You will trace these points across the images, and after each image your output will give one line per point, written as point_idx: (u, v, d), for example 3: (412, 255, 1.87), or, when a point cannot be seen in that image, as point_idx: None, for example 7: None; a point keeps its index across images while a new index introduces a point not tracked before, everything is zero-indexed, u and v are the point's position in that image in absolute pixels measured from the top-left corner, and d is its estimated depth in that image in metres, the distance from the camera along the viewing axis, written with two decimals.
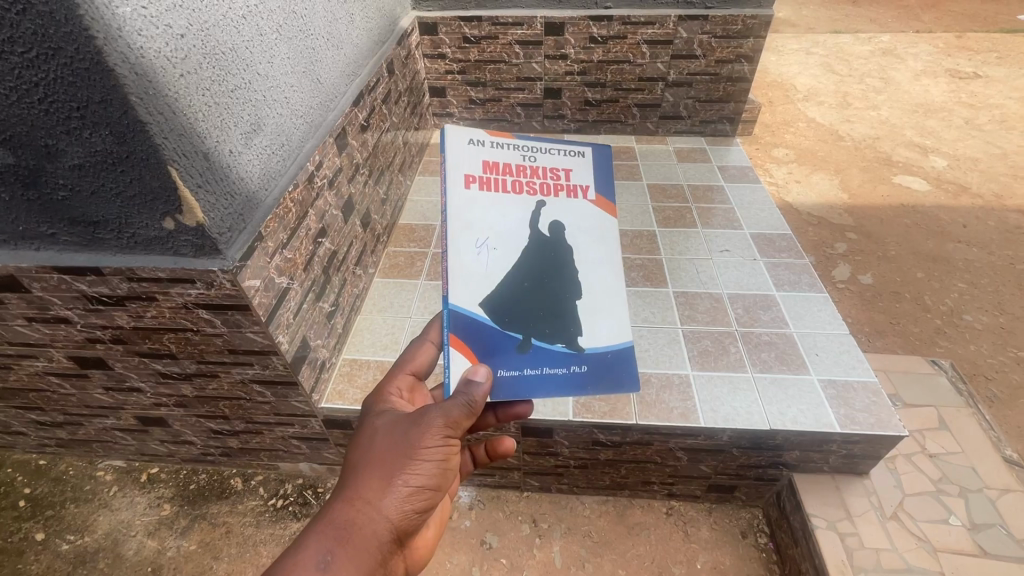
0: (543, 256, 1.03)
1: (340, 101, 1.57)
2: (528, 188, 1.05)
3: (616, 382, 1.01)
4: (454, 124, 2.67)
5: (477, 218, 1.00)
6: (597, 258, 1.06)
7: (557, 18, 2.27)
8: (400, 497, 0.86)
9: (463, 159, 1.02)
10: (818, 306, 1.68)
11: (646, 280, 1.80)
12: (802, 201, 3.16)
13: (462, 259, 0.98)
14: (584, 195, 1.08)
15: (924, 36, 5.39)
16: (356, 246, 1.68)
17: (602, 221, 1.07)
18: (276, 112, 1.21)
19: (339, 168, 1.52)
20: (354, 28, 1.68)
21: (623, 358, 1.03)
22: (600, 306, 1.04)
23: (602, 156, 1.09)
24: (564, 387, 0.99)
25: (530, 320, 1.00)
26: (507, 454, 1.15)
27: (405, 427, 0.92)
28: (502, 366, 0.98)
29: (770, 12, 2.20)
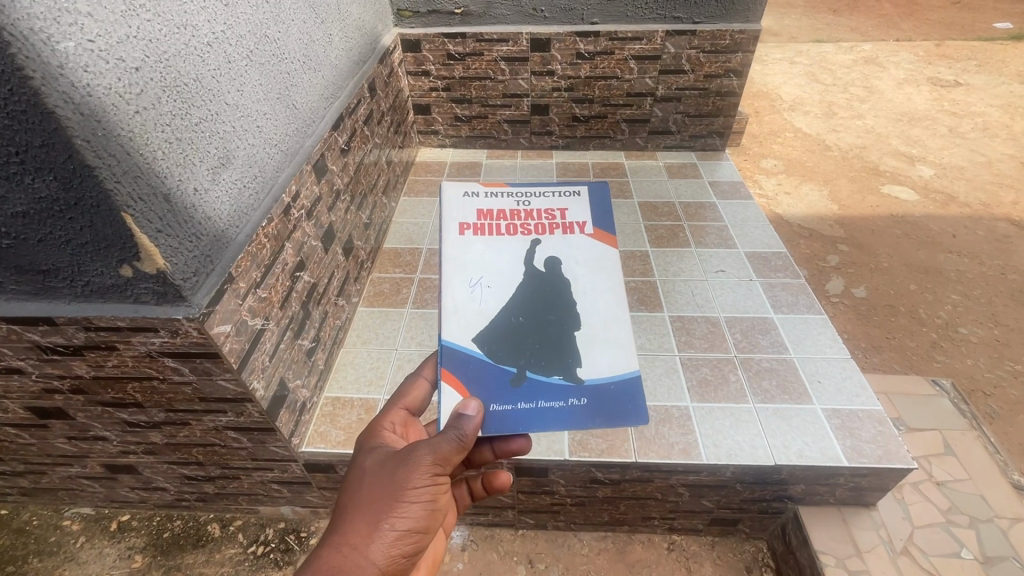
0: (538, 290, 1.02)
1: (319, 126, 1.50)
2: (523, 229, 1.06)
3: (616, 415, 0.97)
4: (439, 142, 2.61)
5: (471, 260, 1.02)
6: (597, 289, 1.04)
7: (542, 35, 2.22)
8: (388, 541, 0.86)
9: (457, 204, 1.07)
10: (818, 330, 1.63)
11: (641, 304, 1.74)
12: (792, 213, 3.14)
13: (457, 299, 1.01)
14: (580, 232, 1.07)
15: (905, 45, 5.45)
16: (338, 276, 1.61)
17: (600, 255, 1.05)
18: (247, 143, 1.13)
19: (317, 197, 1.45)
20: (333, 49, 1.61)
21: (625, 390, 0.98)
22: (599, 336, 1.01)
23: (600, 194, 1.08)
24: (561, 421, 0.96)
25: (524, 353, 0.99)
26: (505, 487, 1.13)
27: (393, 466, 0.91)
28: (496, 400, 0.97)
29: (758, 27, 2.17)
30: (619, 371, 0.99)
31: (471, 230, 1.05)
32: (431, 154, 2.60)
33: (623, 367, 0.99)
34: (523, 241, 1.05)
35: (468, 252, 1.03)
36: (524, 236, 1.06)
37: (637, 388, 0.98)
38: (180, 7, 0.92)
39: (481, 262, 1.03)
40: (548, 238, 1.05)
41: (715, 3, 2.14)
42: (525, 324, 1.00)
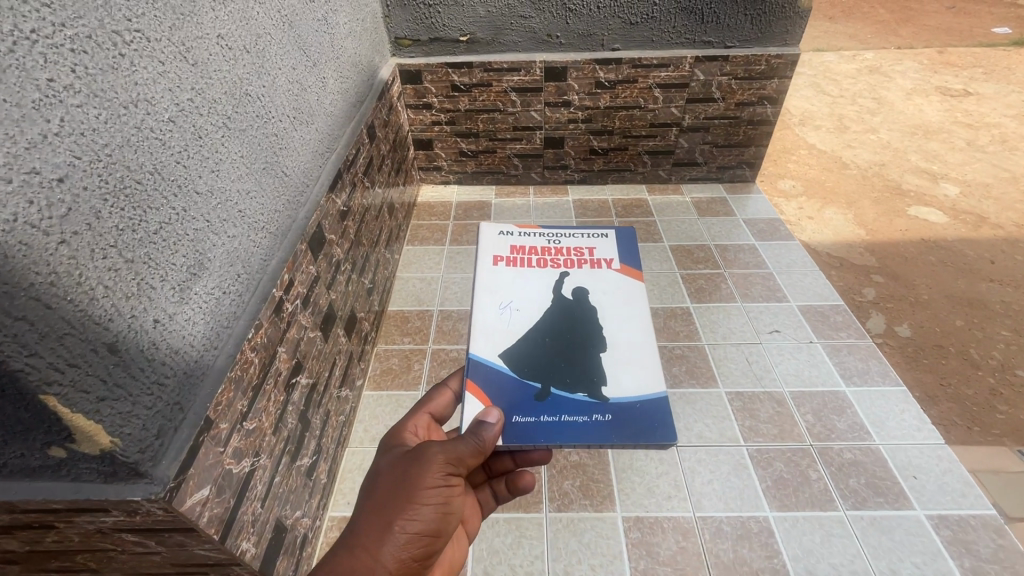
0: (562, 319, 1.00)
1: (314, 191, 1.25)
2: (552, 263, 1.08)
3: (643, 434, 0.86)
4: (442, 178, 2.37)
5: (503, 287, 1.04)
6: (621, 317, 1.00)
7: (558, 63, 1.99)
8: (398, 545, 0.79)
9: (490, 245, 1.10)
10: (899, 405, 1.42)
11: (691, 378, 1.51)
12: (820, 239, 2.93)
13: (487, 320, 0.99)
14: (607, 267, 1.08)
15: (907, 51, 5.28)
16: (340, 363, 1.36)
17: (625, 287, 1.05)
18: (226, 236, 0.89)
19: (315, 277, 1.20)
20: (327, 95, 1.37)
21: (651, 410, 0.89)
22: (623, 359, 0.95)
23: (626, 239, 1.12)
24: (583, 434, 0.86)
25: (548, 370, 0.93)
26: (529, 490, 1.04)
27: (404, 466, 0.84)
28: (518, 412, 0.88)
29: (797, 51, 1.96)
30: (643, 392, 0.91)
31: (505, 261, 1.08)
32: (434, 192, 2.36)
33: (648, 388, 0.91)
34: (552, 272, 1.06)
35: (502, 281, 1.05)
36: (552, 268, 1.07)
37: (664, 408, 0.89)
38: (130, 76, 0.68)
39: (514, 288, 1.04)
40: (576, 272, 1.07)
41: (749, 26, 1.93)
42: (551, 346, 0.96)
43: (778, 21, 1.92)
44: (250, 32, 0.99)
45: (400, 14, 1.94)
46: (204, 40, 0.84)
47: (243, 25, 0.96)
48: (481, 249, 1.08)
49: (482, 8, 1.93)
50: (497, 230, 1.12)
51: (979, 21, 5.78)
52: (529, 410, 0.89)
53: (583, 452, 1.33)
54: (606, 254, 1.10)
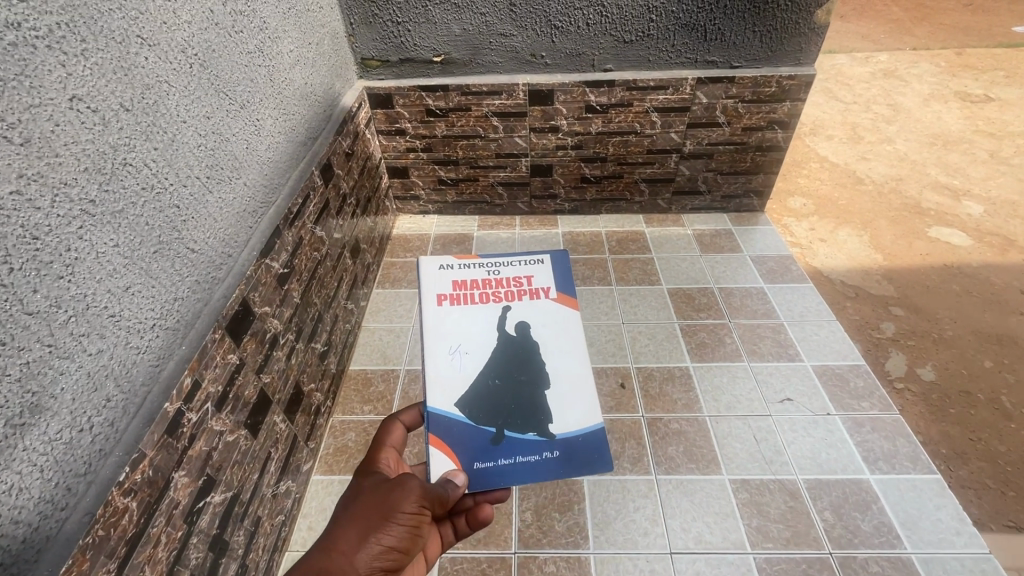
0: (508, 354, 0.93)
1: (238, 260, 1.05)
2: (494, 297, 0.98)
3: (588, 467, 0.86)
4: (420, 208, 2.17)
5: (449, 329, 0.94)
6: (563, 346, 0.94)
7: (543, 86, 1.79)
8: (366, 567, 0.70)
9: (431, 280, 0.98)
10: (933, 500, 1.21)
11: (690, 461, 1.30)
12: (833, 264, 2.65)
13: (436, 371, 0.91)
14: (545, 296, 0.99)
15: (924, 53, 4.89)
16: (280, 452, 1.17)
17: (566, 315, 0.97)
18: (84, 357, 0.69)
19: (239, 365, 1.01)
20: (262, 140, 1.16)
21: (595, 440, 0.88)
22: (568, 390, 0.91)
23: (561, 261, 1.03)
24: (532, 476, 0.85)
25: (499, 412, 0.88)
26: (489, 520, 0.94)
27: (383, 491, 0.78)
28: (477, 458, 0.86)
29: (812, 70, 1.74)
30: (587, 424, 0.88)
31: (449, 300, 0.97)
32: (410, 223, 2.16)
33: (591, 419, 0.89)
34: (495, 308, 0.97)
35: (445, 324, 0.95)
36: (494, 303, 0.97)
37: (605, 438, 0.88)
38: None
39: (459, 330, 0.95)
40: (518, 305, 0.97)
41: (758, 44, 1.71)
42: (501, 387, 0.90)
43: (791, 38, 1.69)
44: (134, 84, 0.79)
45: (365, 32, 1.73)
46: (46, 108, 0.65)
47: (121, 77, 0.76)
48: (422, 289, 0.97)
49: (457, 26, 1.71)
50: (437, 264, 0.99)
51: (999, 16, 5.41)
52: (485, 455, 0.86)
53: (561, 561, 1.14)
54: (545, 281, 1.00)
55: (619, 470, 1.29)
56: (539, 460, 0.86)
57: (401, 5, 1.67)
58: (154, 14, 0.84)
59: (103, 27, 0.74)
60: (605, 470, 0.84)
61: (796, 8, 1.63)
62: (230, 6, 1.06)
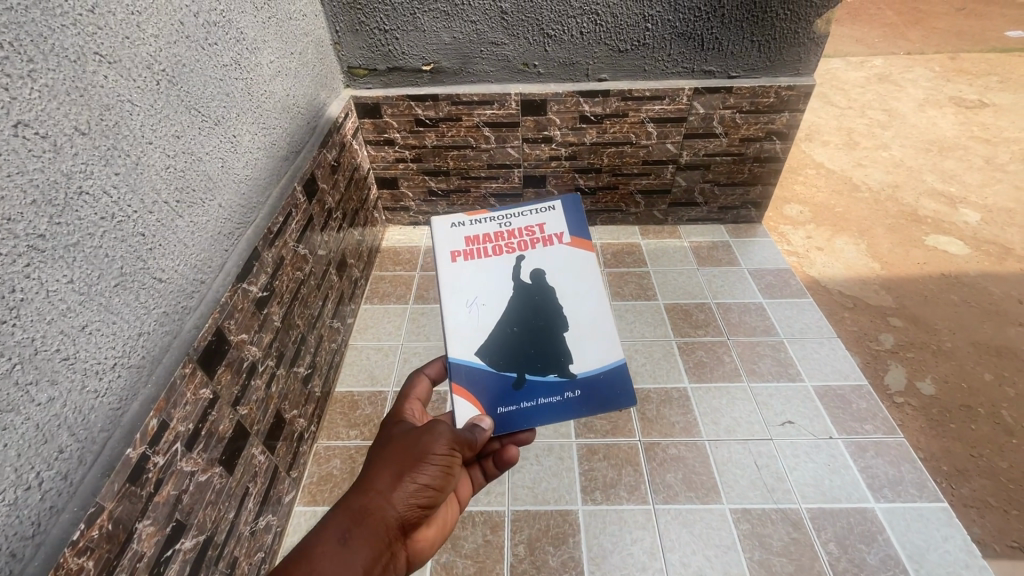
0: (525, 301, 0.99)
1: (212, 287, 0.99)
2: (507, 248, 1.03)
3: (607, 403, 0.94)
4: (411, 218, 2.11)
5: (465, 284, 0.99)
6: (579, 291, 1.01)
7: (535, 96, 1.73)
8: (403, 503, 0.77)
9: (444, 239, 1.03)
10: (940, 530, 1.17)
11: (690, 490, 1.25)
12: (831, 274, 2.59)
13: (455, 323, 0.97)
14: (558, 242, 1.04)
15: (917, 58, 4.86)
16: (258, 486, 1.11)
17: (578, 260, 1.03)
18: (32, 409, 0.63)
19: (213, 399, 0.95)
20: (240, 157, 1.11)
21: (613, 376, 0.96)
22: (587, 332, 0.98)
23: (572, 205, 1.07)
24: (555, 415, 0.93)
25: (522, 359, 0.95)
26: (514, 460, 1.00)
27: (415, 435, 0.84)
28: (501, 403, 0.93)
29: (811, 81, 1.70)
30: (606, 363, 0.96)
31: (462, 256, 1.02)
32: (401, 234, 2.10)
33: (610, 358, 0.97)
34: (509, 259, 1.02)
35: (460, 278, 1.00)
36: (508, 254, 1.02)
37: (625, 374, 0.96)
38: None
39: (473, 282, 1.00)
40: (531, 253, 1.02)
41: (756, 53, 1.66)
42: (521, 333, 0.96)
43: (790, 48, 1.65)
44: (92, 105, 0.73)
45: (352, 40, 1.67)
46: None
47: (76, 98, 0.70)
48: (436, 247, 1.02)
49: (447, 34, 1.65)
50: (449, 222, 1.04)
51: (989, 21, 5.36)
52: (509, 399, 0.93)
53: None
54: (557, 227, 1.05)
55: (614, 499, 1.24)
56: (561, 400, 0.94)
57: (389, 12, 1.61)
58: (114, 28, 0.78)
59: (53, 45, 0.68)
60: (624, 404, 0.93)
61: (796, 18, 1.59)
62: (203, 18, 1.00)
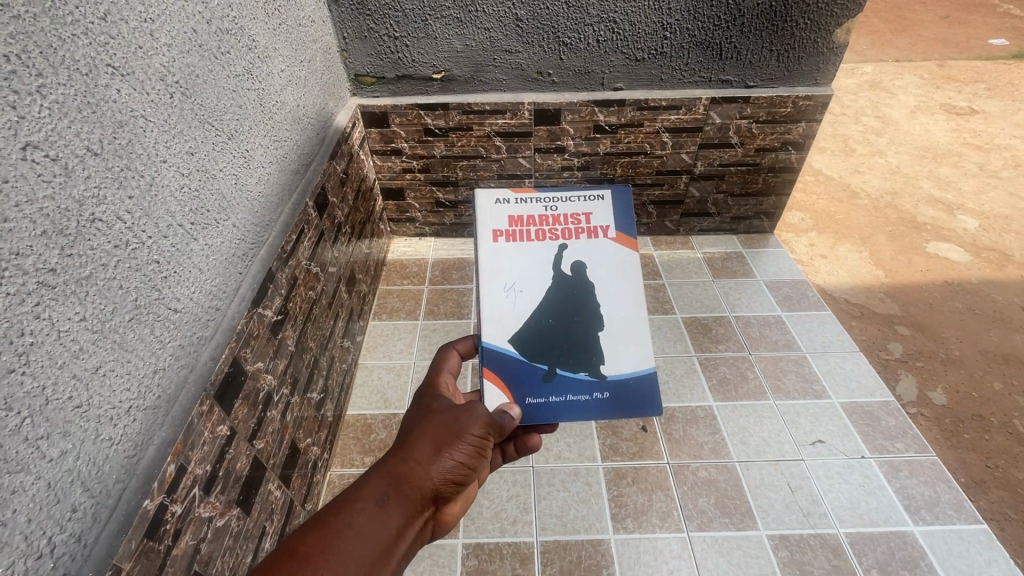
0: (562, 291, 0.91)
1: (227, 313, 0.92)
2: (551, 235, 0.95)
3: (636, 410, 0.88)
4: (416, 230, 2.04)
5: (504, 267, 0.92)
6: (619, 287, 0.93)
7: (548, 105, 1.69)
8: (438, 477, 0.71)
9: (486, 215, 0.95)
10: (982, 553, 1.15)
11: (724, 516, 1.21)
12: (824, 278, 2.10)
13: (491, 308, 0.90)
14: (603, 235, 0.96)
15: (909, 51, 4.58)
16: (274, 525, 1.04)
17: (622, 255, 0.95)
18: (43, 467, 0.56)
19: (229, 436, 0.88)
20: (252, 172, 1.04)
21: (644, 382, 0.89)
22: (622, 333, 0.91)
23: (621, 196, 0.99)
24: (581, 414, 0.87)
25: (554, 351, 0.89)
26: (535, 448, 0.96)
27: (452, 412, 0.79)
28: (528, 392, 0.87)
29: (828, 91, 1.68)
30: (638, 368, 0.89)
31: (504, 237, 0.94)
32: (406, 246, 2.03)
33: (642, 364, 0.90)
34: (551, 246, 0.95)
35: (499, 260, 0.93)
36: (550, 241, 0.95)
37: (656, 383, 0.89)
38: None
39: (514, 267, 0.93)
40: (575, 244, 0.95)
41: (774, 63, 1.64)
42: (555, 325, 0.90)
43: (809, 57, 1.63)
44: (104, 122, 0.66)
45: (360, 47, 1.61)
46: None
47: (88, 115, 0.64)
48: (477, 222, 0.95)
49: (459, 41, 1.60)
50: (494, 197, 0.96)
51: (985, 15, 5.17)
52: (536, 390, 0.87)
53: None
54: (604, 219, 0.97)
55: (647, 527, 1.19)
56: (588, 399, 0.88)
57: (399, 19, 1.55)
58: (127, 37, 0.71)
59: (64, 57, 0.61)
60: (653, 412, 0.87)
61: (815, 27, 1.57)
62: (216, 25, 0.94)
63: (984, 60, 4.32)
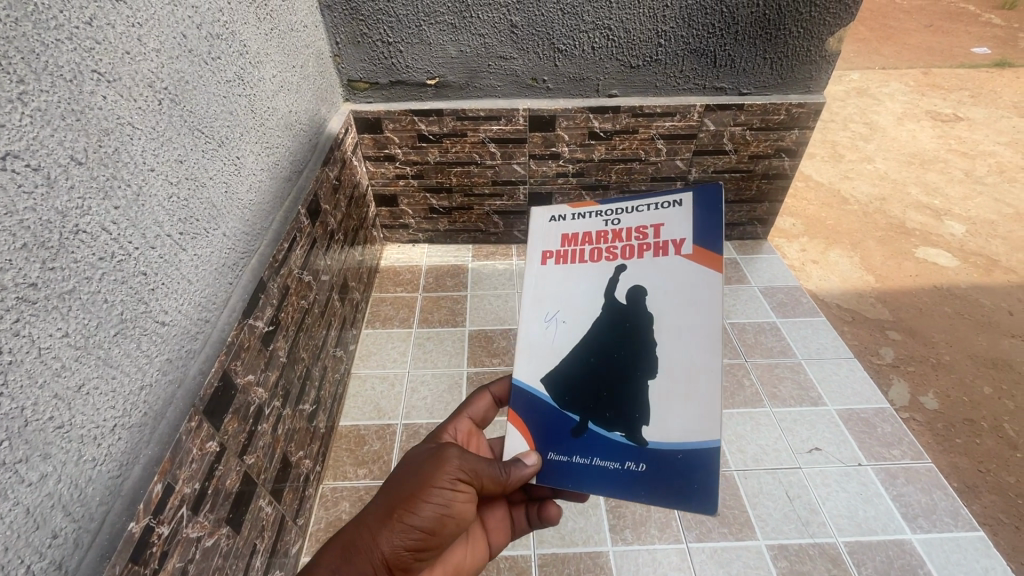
0: (608, 328, 0.80)
1: (216, 326, 0.89)
2: (608, 254, 0.83)
3: (679, 493, 0.73)
4: (410, 236, 2.02)
5: (550, 292, 0.84)
6: (682, 329, 0.76)
7: (543, 111, 1.68)
8: (392, 545, 0.71)
9: (538, 233, 0.87)
10: (981, 562, 1.15)
11: (722, 525, 1.20)
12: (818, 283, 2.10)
13: (531, 339, 0.83)
14: (676, 251, 0.79)
15: (895, 59, 4.64)
16: (265, 541, 1.01)
17: (697, 282, 0.77)
18: (23, 491, 0.53)
19: (219, 452, 0.85)
20: (243, 179, 1.01)
21: (697, 460, 0.73)
22: (677, 390, 0.75)
23: (706, 199, 0.78)
24: (611, 485, 0.75)
25: (590, 401, 0.78)
26: (553, 518, 0.89)
27: (421, 463, 0.77)
28: (554, 448, 0.79)
29: (821, 98, 1.69)
30: (691, 439, 0.73)
31: (553, 258, 0.86)
32: (399, 253, 2.01)
33: (698, 435, 0.73)
34: (607, 268, 0.82)
35: (546, 285, 0.85)
36: (607, 261, 0.83)
37: (714, 462, 0.72)
38: None
39: (563, 293, 0.84)
40: (635, 264, 0.81)
41: (768, 71, 1.64)
42: (596, 368, 0.79)
43: (802, 65, 1.64)
44: (89, 130, 0.64)
45: (353, 52, 1.59)
46: None
47: (72, 123, 0.61)
48: (528, 243, 0.87)
49: (454, 47, 1.58)
50: (549, 214, 0.87)
51: (967, 24, 5.26)
52: (564, 447, 0.79)
53: None
54: (678, 231, 0.80)
55: (646, 538, 1.18)
56: (620, 469, 0.76)
57: (393, 24, 1.53)
58: (114, 43, 0.69)
59: (47, 63, 0.59)
60: (701, 506, 0.71)
61: (808, 35, 1.58)
62: (205, 30, 0.91)
63: (968, 69, 4.38)
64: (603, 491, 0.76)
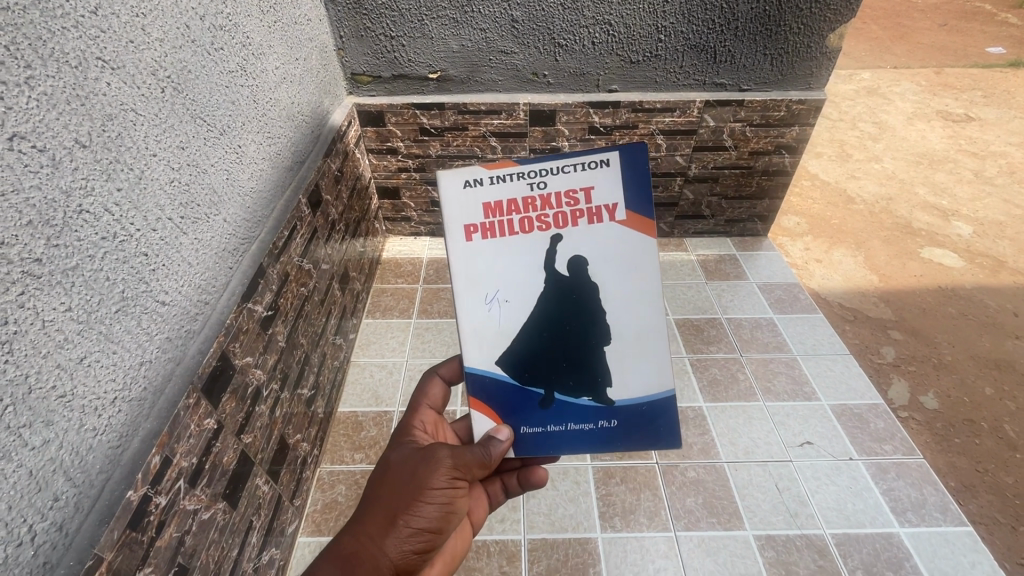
0: (558, 301, 0.79)
1: (215, 308, 0.92)
2: (540, 224, 0.77)
3: (647, 436, 0.84)
4: (412, 229, 2.04)
5: (485, 271, 0.79)
6: (632, 296, 0.80)
7: (544, 106, 1.69)
8: (396, 550, 0.73)
9: (455, 204, 0.76)
10: (969, 557, 1.16)
11: (711, 515, 1.22)
12: (819, 281, 2.10)
13: (474, 324, 0.80)
14: (609, 217, 0.77)
15: (908, 58, 4.58)
16: (261, 519, 1.04)
17: (637, 247, 0.78)
18: (26, 455, 0.56)
19: (216, 429, 0.88)
20: (244, 168, 1.04)
21: (659, 406, 0.83)
22: (633, 352, 0.82)
23: (633, 158, 0.74)
24: (583, 442, 0.84)
25: (551, 373, 0.82)
26: (540, 481, 0.95)
27: (411, 466, 0.79)
28: (524, 422, 0.83)
29: (822, 95, 1.69)
30: (652, 392, 0.83)
31: (480, 233, 0.77)
32: (402, 246, 2.03)
33: (657, 386, 0.83)
34: (541, 240, 0.78)
35: (478, 264, 0.79)
36: (540, 232, 0.78)
37: (672, 407, 0.83)
38: None
39: (499, 271, 0.79)
40: (571, 233, 0.77)
41: (768, 67, 1.65)
42: (550, 341, 0.81)
43: (802, 62, 1.64)
44: (94, 114, 0.67)
45: (356, 46, 1.62)
46: None
47: (77, 107, 0.64)
48: (444, 216, 0.76)
49: (455, 41, 1.61)
50: (462, 178, 0.75)
51: (983, 24, 5.18)
52: (535, 418, 0.83)
53: None
54: (610, 195, 0.76)
55: (635, 526, 1.20)
56: (592, 429, 0.84)
57: (397, 18, 1.56)
58: (118, 31, 0.72)
59: (53, 49, 0.62)
60: (667, 444, 0.83)
61: (808, 32, 1.58)
62: (209, 21, 0.94)
63: (981, 69, 4.32)
64: (578, 447, 0.84)
